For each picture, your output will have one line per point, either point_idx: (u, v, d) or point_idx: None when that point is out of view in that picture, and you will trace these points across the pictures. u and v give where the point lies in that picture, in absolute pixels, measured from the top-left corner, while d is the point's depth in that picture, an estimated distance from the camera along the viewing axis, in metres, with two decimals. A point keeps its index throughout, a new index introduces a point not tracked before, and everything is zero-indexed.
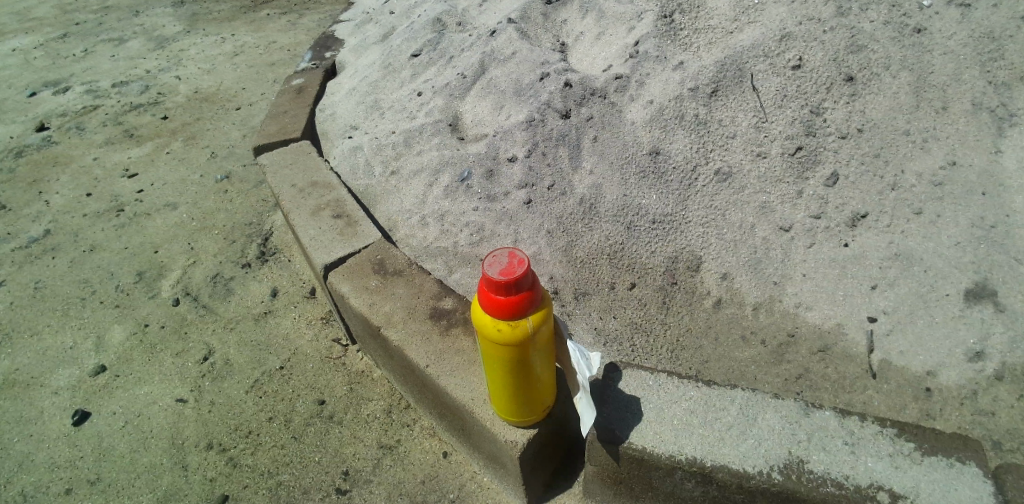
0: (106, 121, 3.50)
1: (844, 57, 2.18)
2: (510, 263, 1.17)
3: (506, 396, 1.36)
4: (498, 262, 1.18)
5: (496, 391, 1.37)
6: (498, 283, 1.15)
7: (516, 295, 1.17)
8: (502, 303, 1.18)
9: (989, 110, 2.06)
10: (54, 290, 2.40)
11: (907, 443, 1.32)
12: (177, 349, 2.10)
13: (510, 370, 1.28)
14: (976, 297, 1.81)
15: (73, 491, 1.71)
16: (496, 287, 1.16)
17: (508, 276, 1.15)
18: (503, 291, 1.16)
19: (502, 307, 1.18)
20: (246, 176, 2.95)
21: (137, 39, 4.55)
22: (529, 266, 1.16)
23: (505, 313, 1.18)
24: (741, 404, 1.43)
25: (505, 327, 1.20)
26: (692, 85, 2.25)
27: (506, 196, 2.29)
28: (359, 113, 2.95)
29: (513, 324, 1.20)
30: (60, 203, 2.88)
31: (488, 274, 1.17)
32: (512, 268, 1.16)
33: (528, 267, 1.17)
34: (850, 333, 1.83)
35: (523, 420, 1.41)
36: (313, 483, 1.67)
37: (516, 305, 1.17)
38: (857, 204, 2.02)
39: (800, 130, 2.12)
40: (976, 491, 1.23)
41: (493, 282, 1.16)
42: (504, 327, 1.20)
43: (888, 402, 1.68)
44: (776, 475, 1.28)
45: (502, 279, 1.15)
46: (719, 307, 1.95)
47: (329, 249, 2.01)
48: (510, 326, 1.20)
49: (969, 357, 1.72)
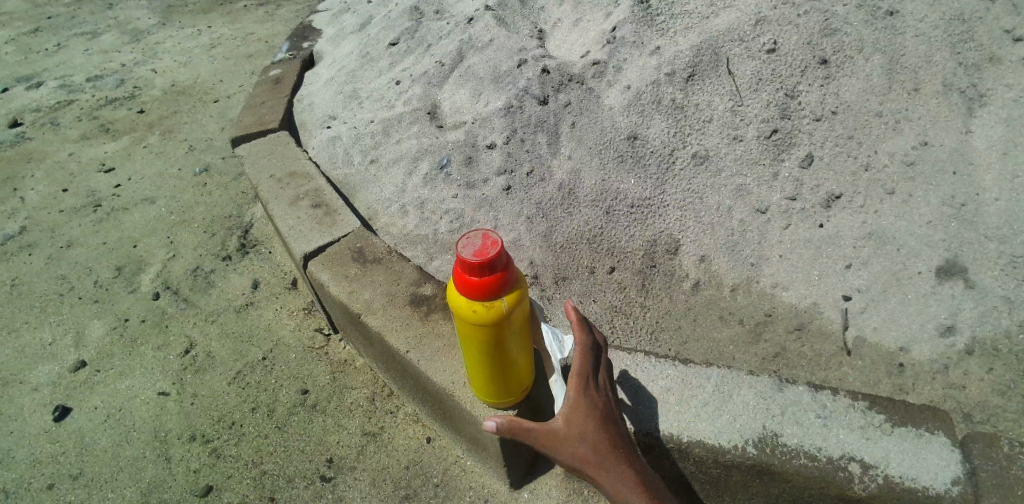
0: (81, 116, 3.45)
1: (818, 41, 2.21)
2: (483, 244, 1.18)
3: (484, 376, 1.37)
4: (470, 243, 1.19)
5: (473, 371, 1.38)
6: (471, 264, 1.16)
7: (490, 276, 1.18)
8: (475, 284, 1.19)
9: (959, 91, 2.09)
10: (31, 287, 2.37)
11: (878, 414, 1.36)
12: (158, 342, 2.09)
13: (486, 351, 1.29)
14: (947, 273, 1.85)
15: (55, 487, 1.71)
16: (469, 269, 1.17)
17: (481, 257, 1.16)
18: (475, 273, 1.17)
19: (475, 287, 1.19)
20: (224, 168, 2.93)
21: (110, 33, 4.48)
22: (502, 248, 1.17)
23: (478, 294, 1.19)
24: (717, 381, 1.45)
25: (479, 308, 1.21)
26: (668, 70, 2.27)
27: (485, 183, 2.30)
28: (338, 102, 2.93)
29: (487, 305, 1.21)
30: (35, 200, 2.84)
31: (462, 255, 1.17)
32: (485, 249, 1.17)
33: (500, 248, 1.17)
34: (825, 312, 1.87)
35: (503, 401, 1.43)
36: (297, 471, 1.68)
37: (489, 287, 1.18)
38: (831, 185, 2.05)
39: (775, 113, 2.14)
40: (943, 459, 1.27)
41: (466, 263, 1.17)
42: (479, 308, 1.21)
43: (863, 378, 1.72)
44: (750, 449, 1.32)
45: (475, 260, 1.16)
46: (697, 289, 1.98)
47: (308, 238, 2.01)
48: (484, 306, 1.21)
49: (941, 332, 1.76)
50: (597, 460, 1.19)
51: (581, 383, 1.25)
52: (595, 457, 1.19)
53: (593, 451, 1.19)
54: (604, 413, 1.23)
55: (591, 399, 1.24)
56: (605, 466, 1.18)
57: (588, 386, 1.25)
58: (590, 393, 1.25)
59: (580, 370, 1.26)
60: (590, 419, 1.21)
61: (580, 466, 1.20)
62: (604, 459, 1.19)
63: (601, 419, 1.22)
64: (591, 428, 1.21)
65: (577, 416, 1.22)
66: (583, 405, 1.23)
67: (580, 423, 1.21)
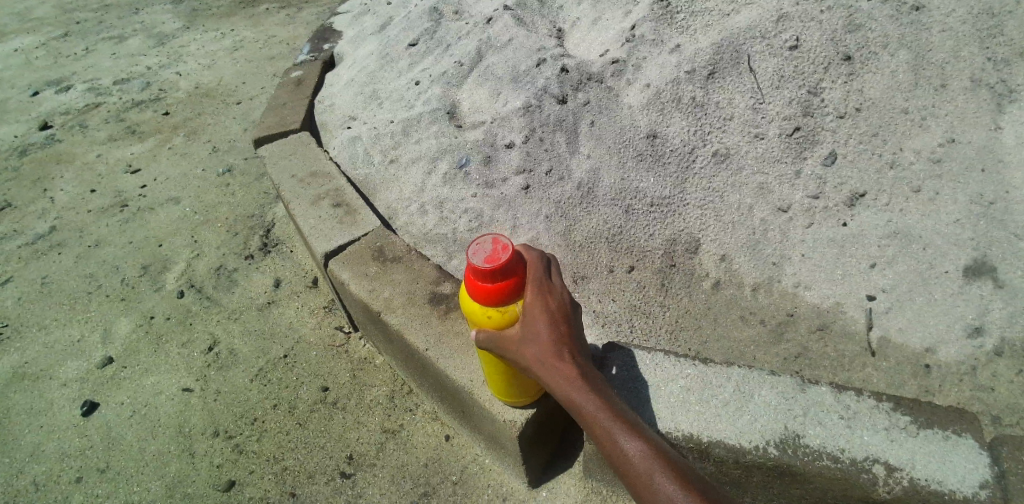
0: (108, 119, 3.53)
1: (841, 37, 2.17)
2: (494, 250, 1.20)
3: (503, 374, 1.37)
4: (481, 250, 1.20)
5: (491, 370, 1.38)
6: (483, 270, 1.18)
7: (502, 281, 1.19)
8: (488, 291, 1.20)
9: (988, 87, 2.05)
10: (60, 285, 2.42)
11: (903, 416, 1.33)
12: (183, 339, 2.13)
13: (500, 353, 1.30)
14: (975, 273, 1.81)
15: (83, 480, 1.75)
16: (481, 274, 1.19)
17: (492, 263, 1.18)
18: (488, 277, 1.19)
19: (489, 293, 1.20)
20: (247, 169, 2.97)
21: (137, 37, 4.57)
22: (512, 252, 1.19)
23: (492, 298, 1.20)
24: (737, 381, 1.43)
25: (494, 313, 1.22)
26: (689, 68, 2.25)
27: (504, 182, 2.31)
28: (358, 103, 2.95)
29: (501, 309, 1.21)
30: (65, 200, 2.91)
31: (473, 262, 1.19)
32: (496, 255, 1.19)
33: (512, 252, 1.19)
34: (848, 312, 1.84)
35: (524, 399, 1.43)
36: (318, 468, 1.70)
37: (502, 292, 1.19)
38: (855, 184, 2.02)
39: (798, 111, 2.12)
40: (971, 463, 1.24)
41: (478, 269, 1.18)
42: (493, 313, 1.22)
43: (887, 379, 1.69)
44: (771, 449, 1.30)
45: (487, 266, 1.17)
46: (717, 288, 1.96)
47: (329, 237, 2.03)
48: (499, 311, 1.21)
49: (968, 333, 1.73)
50: (543, 358, 1.19)
51: (535, 287, 1.23)
52: (540, 354, 1.20)
53: (541, 349, 1.20)
54: (557, 316, 1.23)
55: (544, 302, 1.22)
56: (550, 363, 1.19)
57: (544, 291, 1.23)
58: (543, 298, 1.23)
59: (534, 277, 1.24)
60: (541, 320, 1.21)
61: (527, 363, 1.20)
62: (549, 356, 1.19)
63: (551, 319, 1.22)
64: (541, 328, 1.21)
65: (529, 318, 1.21)
66: (536, 308, 1.22)
67: (531, 325, 1.21)
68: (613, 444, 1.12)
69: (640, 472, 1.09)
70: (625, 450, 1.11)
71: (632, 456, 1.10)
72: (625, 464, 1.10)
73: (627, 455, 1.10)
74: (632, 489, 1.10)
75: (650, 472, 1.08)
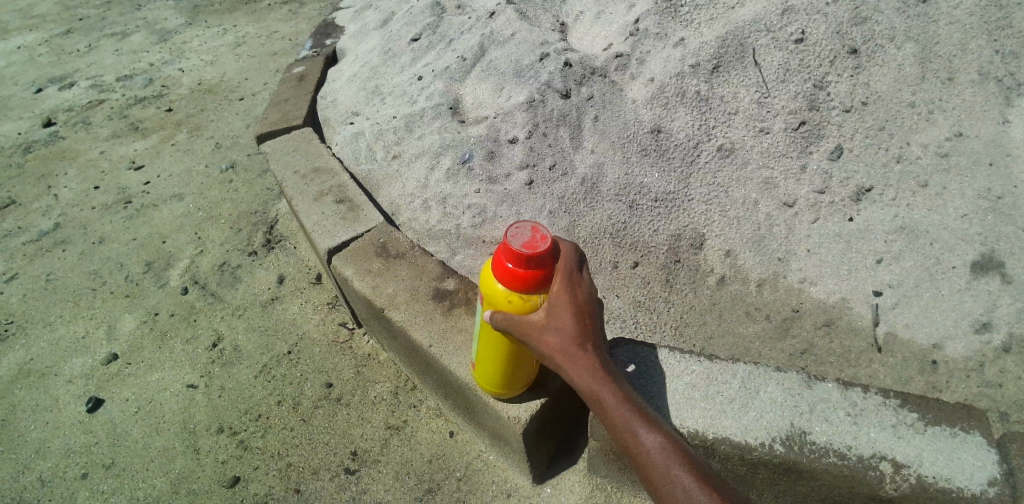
0: (111, 115, 3.52)
1: (847, 30, 2.15)
2: (533, 237, 1.20)
3: (498, 364, 1.36)
4: (521, 235, 1.20)
5: (485, 355, 1.37)
6: (519, 255, 1.17)
7: (533, 270, 1.18)
8: (518, 276, 1.19)
9: (996, 81, 2.03)
10: (65, 282, 2.43)
11: (911, 413, 1.32)
12: (187, 336, 2.13)
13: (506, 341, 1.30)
14: (982, 269, 1.80)
15: (89, 476, 1.75)
16: (516, 258, 1.18)
17: (531, 249, 1.17)
18: (523, 262, 1.18)
19: (517, 278, 1.19)
20: (250, 165, 2.97)
21: (139, 33, 4.56)
22: (551, 244, 1.19)
23: (519, 283, 1.19)
24: (743, 377, 1.43)
25: (516, 298, 1.21)
26: (693, 62, 2.23)
27: (507, 177, 2.30)
28: (360, 98, 2.94)
29: (524, 297, 1.20)
30: (68, 197, 2.90)
31: (511, 243, 1.18)
32: (535, 243, 1.19)
33: (550, 243, 1.19)
34: (854, 307, 1.83)
35: (510, 394, 1.43)
36: (322, 464, 1.70)
37: (530, 280, 1.19)
38: (861, 178, 2.01)
39: (804, 105, 2.10)
40: (980, 460, 1.24)
41: (515, 252, 1.18)
42: (515, 299, 1.21)
43: (894, 375, 1.69)
44: (777, 446, 1.29)
45: (525, 251, 1.17)
46: (722, 284, 1.95)
47: (332, 233, 2.02)
48: (521, 298, 1.20)
49: (976, 329, 1.72)
50: (566, 349, 1.18)
51: (566, 278, 1.21)
52: (564, 345, 1.18)
53: (564, 340, 1.18)
54: (584, 307, 1.21)
55: (573, 292, 1.20)
56: (573, 355, 1.18)
57: (575, 281, 1.21)
58: (573, 288, 1.21)
59: (566, 268, 1.21)
60: (568, 310, 1.19)
61: (550, 353, 1.19)
62: (573, 347, 1.18)
63: (578, 310, 1.20)
64: (567, 319, 1.19)
65: (556, 308, 1.19)
66: (565, 299, 1.20)
67: (557, 315, 1.19)
68: (633, 438, 1.11)
69: (658, 467, 1.09)
70: (644, 445, 1.10)
71: (651, 451, 1.10)
72: (644, 459, 1.10)
73: (647, 450, 1.10)
74: (648, 482, 1.09)
75: (670, 468, 1.08)
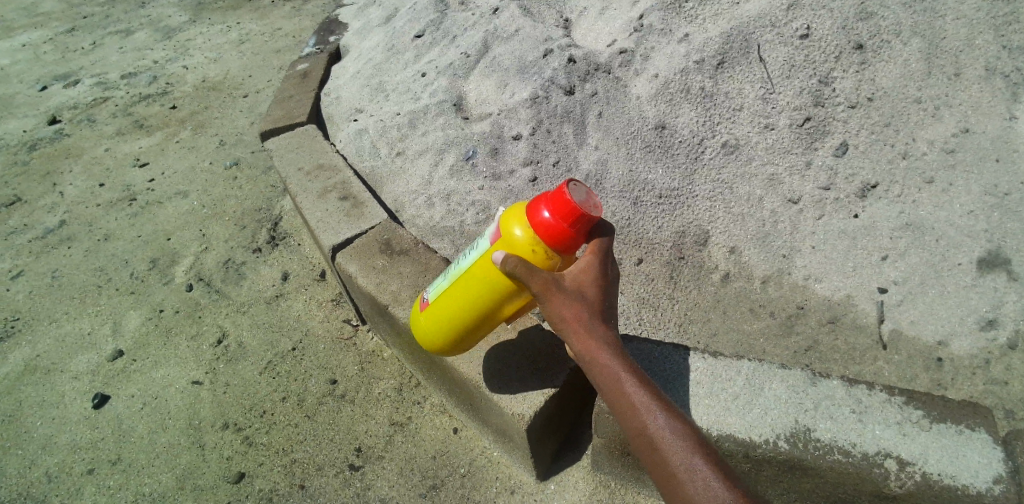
0: (116, 113, 3.53)
1: (853, 25, 2.14)
2: (588, 201, 1.19)
3: (466, 307, 1.34)
4: (579, 193, 1.19)
5: (455, 292, 1.34)
6: (569, 211, 1.16)
7: (569, 231, 1.18)
8: (556, 229, 1.18)
9: (1004, 76, 2.01)
10: (71, 279, 2.44)
11: (915, 410, 1.32)
12: (192, 332, 2.14)
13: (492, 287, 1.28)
14: (989, 266, 1.79)
15: (95, 471, 1.76)
16: (562, 212, 1.17)
17: (581, 211, 1.16)
18: (569, 218, 1.17)
19: (552, 232, 1.19)
20: (254, 162, 2.97)
21: (143, 31, 4.57)
22: (600, 216, 1.19)
23: (552, 237, 1.19)
24: (747, 374, 1.42)
25: (541, 250, 1.20)
26: (697, 58, 2.22)
27: (511, 174, 2.30)
28: (364, 95, 2.94)
29: (542, 252, 1.21)
30: (74, 195, 2.92)
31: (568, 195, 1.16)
32: (589, 206, 1.18)
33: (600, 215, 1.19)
34: (859, 304, 1.83)
35: (457, 343, 1.42)
36: (327, 460, 1.71)
37: (560, 239, 1.19)
38: (867, 174, 2.00)
39: (809, 101, 2.09)
40: (985, 457, 1.23)
41: (568, 204, 1.16)
42: (534, 250, 1.21)
43: (898, 372, 1.68)
44: (782, 443, 1.29)
45: (578, 211, 1.16)
46: (726, 281, 1.95)
47: (335, 230, 2.03)
48: (540, 252, 1.21)
49: (981, 326, 1.71)
50: (586, 321, 1.19)
51: (597, 255, 1.24)
52: (586, 315, 1.19)
53: (586, 312, 1.19)
54: (607, 287, 1.24)
55: (601, 270, 1.24)
56: (593, 328, 1.19)
57: (604, 261, 1.25)
58: (601, 266, 1.24)
59: (600, 246, 1.25)
60: (594, 284, 1.22)
61: (570, 321, 1.18)
62: (594, 320, 1.19)
63: (603, 287, 1.23)
64: (590, 293, 1.21)
65: (581, 279, 1.21)
66: (593, 274, 1.23)
67: (584, 286, 1.21)
68: (649, 415, 1.11)
69: (672, 445, 1.08)
70: (660, 423, 1.10)
71: (666, 430, 1.10)
72: (659, 436, 1.09)
73: (662, 428, 1.10)
74: (660, 461, 1.09)
75: (685, 448, 1.08)
